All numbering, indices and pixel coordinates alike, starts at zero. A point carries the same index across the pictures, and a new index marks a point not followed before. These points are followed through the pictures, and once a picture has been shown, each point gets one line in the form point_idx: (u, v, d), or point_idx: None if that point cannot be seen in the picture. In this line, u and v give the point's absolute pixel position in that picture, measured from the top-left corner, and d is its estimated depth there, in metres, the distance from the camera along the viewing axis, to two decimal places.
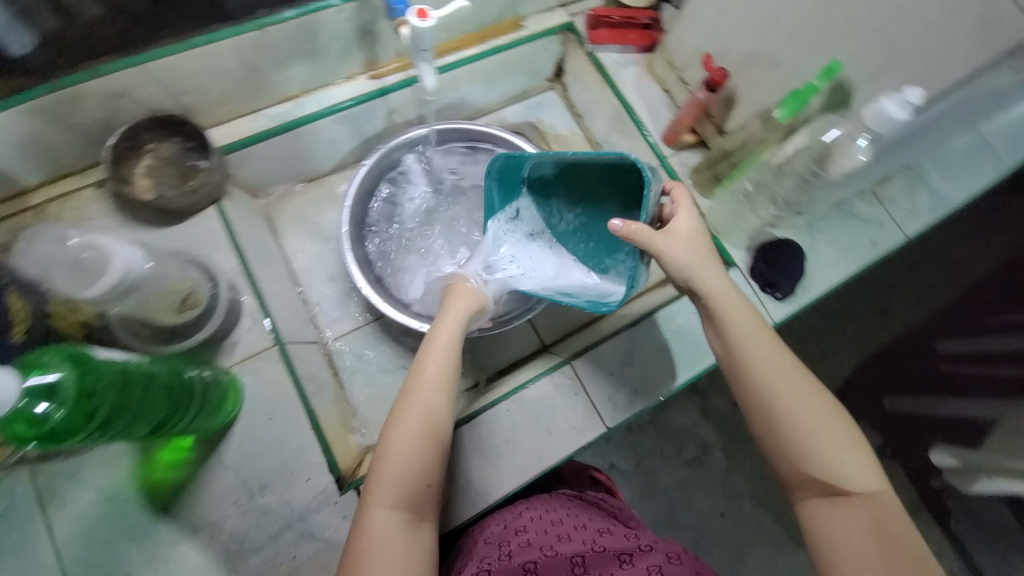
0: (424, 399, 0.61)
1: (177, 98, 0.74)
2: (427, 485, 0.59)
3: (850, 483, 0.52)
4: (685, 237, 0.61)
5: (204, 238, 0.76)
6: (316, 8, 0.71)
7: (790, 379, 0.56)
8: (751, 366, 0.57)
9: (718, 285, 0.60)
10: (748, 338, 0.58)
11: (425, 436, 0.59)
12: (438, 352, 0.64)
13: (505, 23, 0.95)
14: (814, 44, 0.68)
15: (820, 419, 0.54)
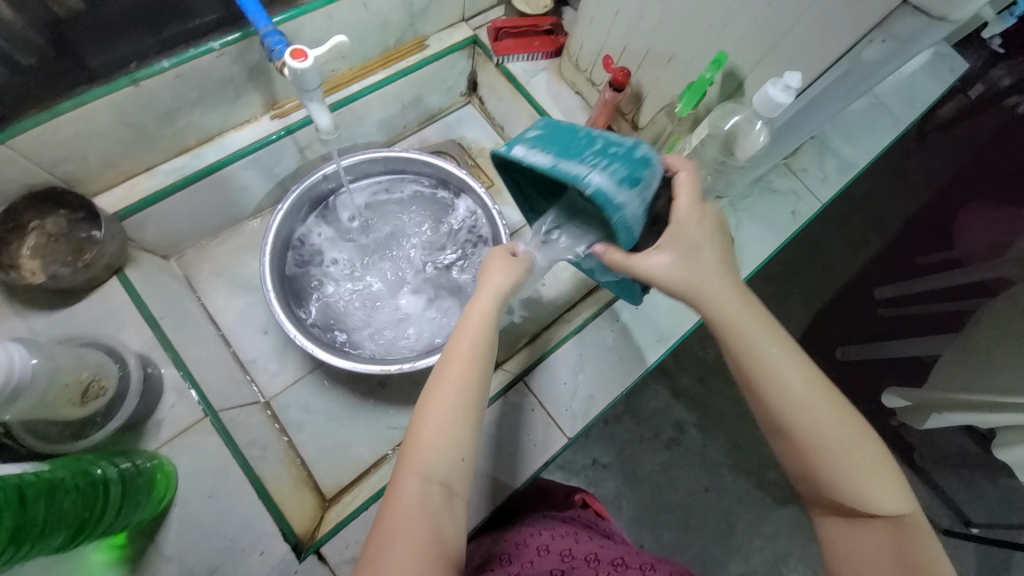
0: (467, 361, 0.52)
1: (54, 170, 0.68)
2: (461, 460, 0.50)
3: (879, 507, 0.47)
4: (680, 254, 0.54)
5: (111, 314, 0.70)
6: (192, 56, 0.67)
7: (812, 397, 0.50)
8: (768, 386, 0.50)
9: (725, 299, 0.53)
10: (778, 357, 0.50)
11: (467, 402, 0.51)
12: (482, 306, 0.55)
13: (408, 44, 0.93)
14: (700, 38, 0.69)
15: (845, 438, 0.48)
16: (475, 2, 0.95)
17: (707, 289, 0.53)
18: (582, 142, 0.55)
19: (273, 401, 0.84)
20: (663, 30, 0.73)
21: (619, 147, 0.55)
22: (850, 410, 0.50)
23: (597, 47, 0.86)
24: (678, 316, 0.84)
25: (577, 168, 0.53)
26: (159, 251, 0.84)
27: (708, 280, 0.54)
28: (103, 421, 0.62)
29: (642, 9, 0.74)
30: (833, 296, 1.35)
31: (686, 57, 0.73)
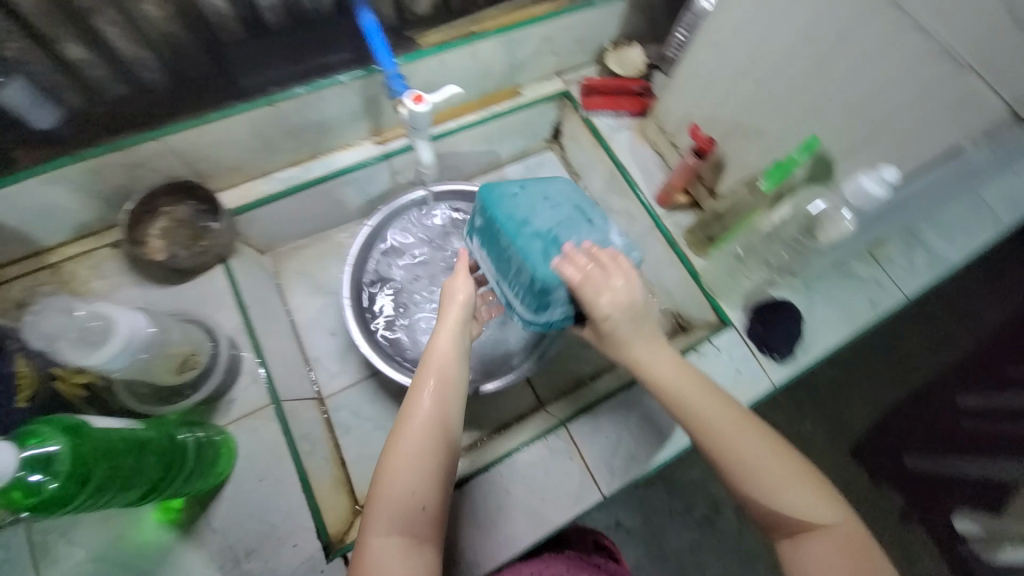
0: (425, 417, 0.61)
1: (192, 167, 0.79)
2: (422, 507, 0.57)
3: (813, 516, 0.54)
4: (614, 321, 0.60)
5: (210, 297, 0.79)
6: (322, 86, 0.76)
7: (738, 428, 0.57)
8: (703, 425, 0.58)
9: (648, 351, 0.61)
10: (696, 397, 0.59)
11: (426, 453, 0.59)
12: (438, 362, 0.64)
13: (504, 91, 1.01)
14: (795, 120, 0.70)
15: (774, 461, 0.56)
16: (572, 59, 1.01)
17: (625, 343, 0.61)
18: (500, 258, 0.65)
19: (327, 400, 0.89)
20: (755, 106, 0.75)
21: (521, 272, 0.62)
22: (772, 435, 0.58)
23: (685, 113, 0.89)
24: (735, 392, 0.84)
25: (502, 287, 0.68)
26: (257, 246, 0.94)
27: (628, 337, 0.61)
28: (190, 391, 0.69)
29: (737, 84, 0.76)
30: (906, 394, 1.25)
31: (776, 134, 0.74)
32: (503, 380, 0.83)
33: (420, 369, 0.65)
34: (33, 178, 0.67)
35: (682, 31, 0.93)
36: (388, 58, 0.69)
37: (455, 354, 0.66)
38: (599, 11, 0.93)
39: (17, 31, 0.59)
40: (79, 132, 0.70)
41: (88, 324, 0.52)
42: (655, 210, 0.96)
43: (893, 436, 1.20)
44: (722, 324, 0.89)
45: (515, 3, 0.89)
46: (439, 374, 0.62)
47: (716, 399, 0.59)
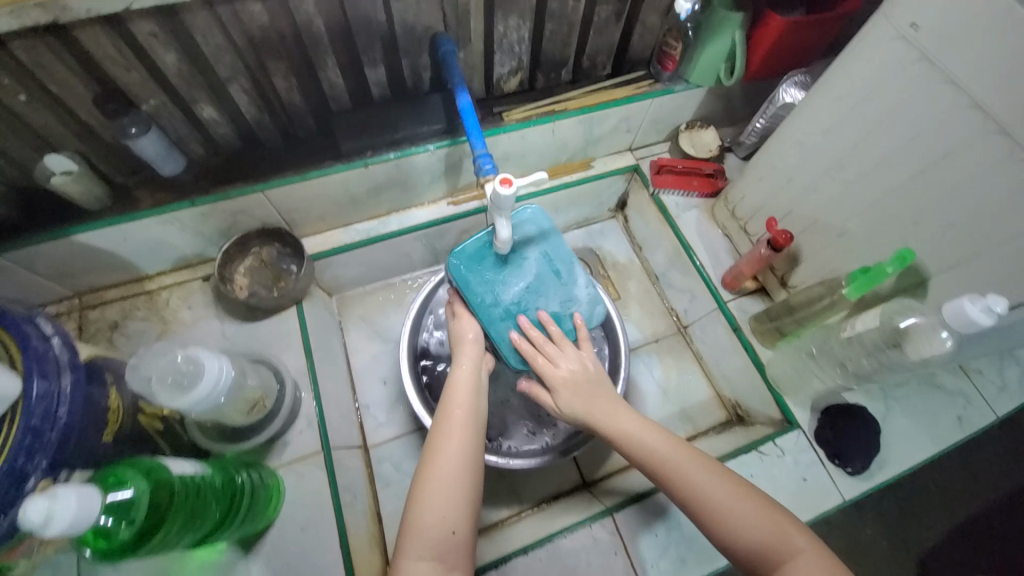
0: (456, 443, 0.60)
1: (285, 216, 0.85)
2: (452, 531, 0.55)
3: (781, 543, 0.52)
4: (569, 381, 0.66)
5: (281, 338, 0.83)
6: (412, 152, 0.82)
7: (698, 466, 0.57)
8: (661, 467, 0.58)
9: (595, 397, 0.65)
10: (640, 435, 0.61)
11: (459, 478, 0.58)
12: (461, 393, 0.65)
13: (576, 162, 1.04)
14: (883, 227, 0.68)
15: (740, 499, 0.54)
16: (646, 138, 1.04)
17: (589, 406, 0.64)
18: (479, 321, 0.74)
19: (371, 449, 0.90)
20: (839, 208, 0.73)
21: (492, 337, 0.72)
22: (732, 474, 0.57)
23: (759, 202, 0.88)
24: (800, 504, 0.77)
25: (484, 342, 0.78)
26: (327, 288, 0.99)
27: (581, 397, 0.65)
28: (258, 430, 0.72)
29: (820, 183, 0.75)
30: (979, 508, 1.12)
31: (861, 237, 0.71)
32: (546, 458, 0.82)
33: (443, 400, 0.65)
34: (151, 219, 0.74)
35: (762, 120, 0.94)
36: (479, 139, 0.72)
37: (478, 381, 0.67)
38: (678, 96, 0.95)
39: (162, 92, 0.66)
40: (195, 178, 0.77)
41: (182, 368, 0.55)
42: (721, 294, 0.94)
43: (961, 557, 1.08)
44: (787, 424, 0.84)
45: (597, 86, 0.93)
46: (464, 401, 0.63)
47: (668, 440, 0.60)
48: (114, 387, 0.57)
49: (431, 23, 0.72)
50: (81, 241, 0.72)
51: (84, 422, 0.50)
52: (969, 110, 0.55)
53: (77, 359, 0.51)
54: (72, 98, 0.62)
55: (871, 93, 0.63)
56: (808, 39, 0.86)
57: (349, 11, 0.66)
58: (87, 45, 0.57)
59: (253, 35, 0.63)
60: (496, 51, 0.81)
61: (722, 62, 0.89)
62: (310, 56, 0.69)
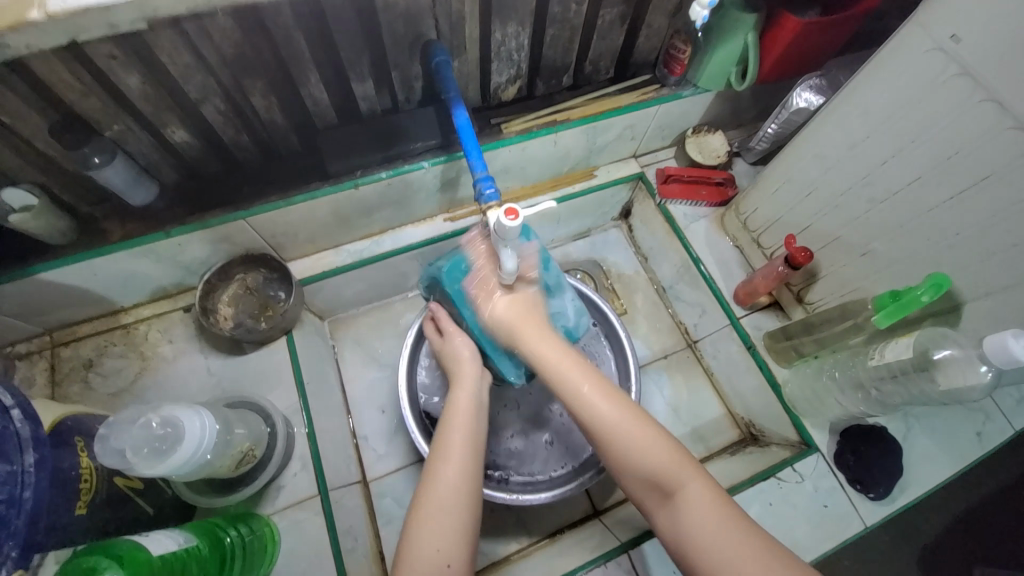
0: (453, 470, 0.56)
1: (270, 241, 0.79)
2: (447, 564, 0.51)
3: (678, 476, 0.51)
4: (507, 307, 0.63)
5: (272, 371, 0.78)
6: (406, 171, 0.77)
7: (603, 395, 0.56)
8: (567, 394, 0.57)
9: (524, 324, 0.62)
10: (556, 365, 0.58)
11: (458, 509, 0.54)
12: (460, 414, 0.61)
13: (578, 171, 0.98)
14: (912, 246, 0.64)
15: (637, 430, 0.53)
16: (651, 144, 0.99)
17: (517, 332, 0.61)
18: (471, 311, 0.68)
19: (371, 483, 0.86)
20: (863, 225, 0.69)
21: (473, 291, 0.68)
22: (634, 404, 0.56)
23: (774, 215, 0.84)
24: (822, 534, 0.73)
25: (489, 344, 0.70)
26: (319, 312, 0.94)
27: (515, 327, 0.62)
28: (250, 478, 0.68)
29: (843, 199, 0.70)
30: (982, 505, 1.09)
31: (888, 257, 0.68)
32: (557, 491, 0.78)
33: (443, 422, 0.61)
34: (122, 252, 0.68)
35: (774, 125, 0.89)
36: (478, 160, 0.66)
37: (478, 398, 0.63)
38: (685, 102, 0.90)
39: (127, 116, 0.60)
40: (169, 205, 0.71)
41: (158, 433, 0.50)
42: (733, 310, 0.89)
43: (967, 557, 1.06)
44: (805, 446, 0.79)
45: (600, 92, 0.88)
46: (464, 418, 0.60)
47: (582, 368, 0.58)
48: (86, 450, 0.51)
49: (423, 31, 0.66)
50: (46, 280, 0.66)
51: (53, 498, 0.45)
52: (1012, 132, 0.50)
53: (41, 430, 0.45)
54: (25, 127, 0.55)
55: (905, 105, 0.58)
56: (823, 41, 0.81)
57: (332, 23, 0.60)
58: (39, 70, 0.51)
59: (225, 52, 0.57)
60: (493, 60, 0.75)
61: (734, 65, 0.84)
62: (291, 72, 0.63)
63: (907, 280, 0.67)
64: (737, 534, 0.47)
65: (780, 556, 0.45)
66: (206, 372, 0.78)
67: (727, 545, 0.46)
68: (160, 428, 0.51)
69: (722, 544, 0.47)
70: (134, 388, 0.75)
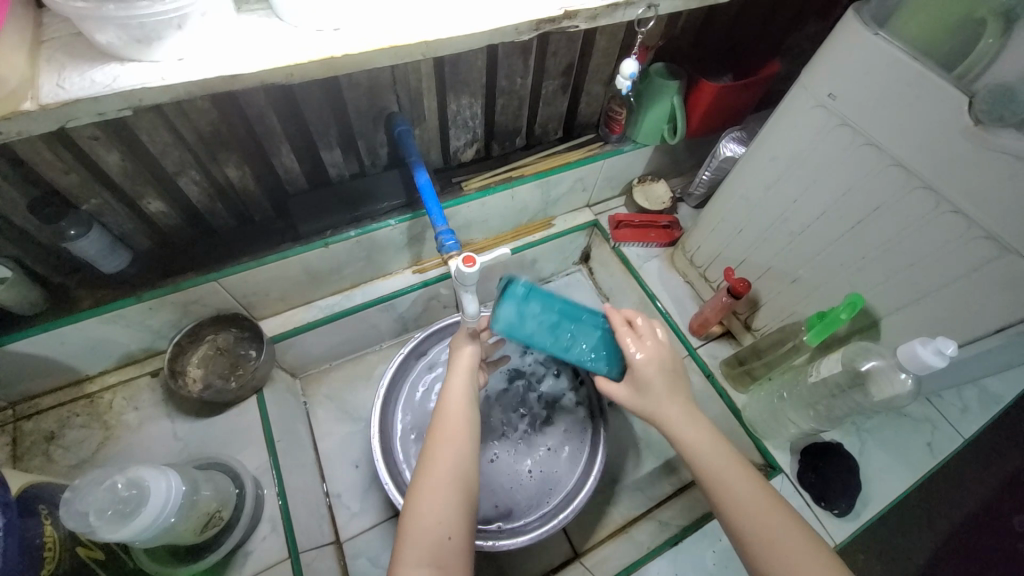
0: (449, 455, 0.56)
1: (242, 302, 0.82)
2: (448, 537, 0.51)
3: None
4: (652, 372, 0.60)
5: (242, 431, 0.78)
6: (373, 228, 0.82)
7: (761, 500, 0.52)
8: (710, 474, 0.54)
9: (676, 399, 0.59)
10: (705, 446, 0.56)
11: (459, 484, 0.55)
12: (456, 402, 0.61)
13: (538, 222, 1.06)
14: (833, 274, 0.72)
15: (785, 526, 0.50)
16: (602, 194, 1.08)
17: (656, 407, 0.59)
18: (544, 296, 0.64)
19: (345, 544, 0.84)
20: (789, 256, 0.77)
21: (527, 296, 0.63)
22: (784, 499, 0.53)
23: (715, 251, 0.92)
24: None
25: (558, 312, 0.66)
26: (290, 369, 0.95)
27: (661, 400, 0.59)
28: (215, 544, 0.66)
29: (769, 235, 0.79)
30: (952, 519, 1.11)
31: (813, 282, 0.76)
32: (536, 532, 0.77)
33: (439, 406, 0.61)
34: (91, 319, 0.69)
35: (708, 172, 1.00)
36: (439, 215, 0.72)
37: (472, 391, 0.64)
38: (627, 155, 1.00)
39: (105, 190, 0.64)
40: (142, 271, 0.73)
41: (123, 495, 0.51)
42: (690, 341, 0.95)
43: None
44: (770, 469, 0.83)
45: (551, 150, 0.97)
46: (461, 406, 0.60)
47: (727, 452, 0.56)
48: (50, 518, 0.51)
49: (385, 105, 0.74)
50: (11, 351, 0.66)
51: (18, 566, 0.44)
52: (889, 168, 0.60)
53: (8, 494, 0.45)
54: (4, 204, 0.59)
55: (801, 153, 0.69)
56: (739, 101, 0.94)
57: (301, 101, 0.67)
58: (22, 152, 0.55)
59: (203, 129, 0.63)
60: (451, 127, 0.84)
61: (665, 123, 0.94)
62: (264, 145, 0.69)
63: (833, 301, 0.74)
64: None
65: None
66: (173, 438, 0.77)
67: None
68: (126, 488, 0.51)
69: None
70: (95, 459, 0.73)
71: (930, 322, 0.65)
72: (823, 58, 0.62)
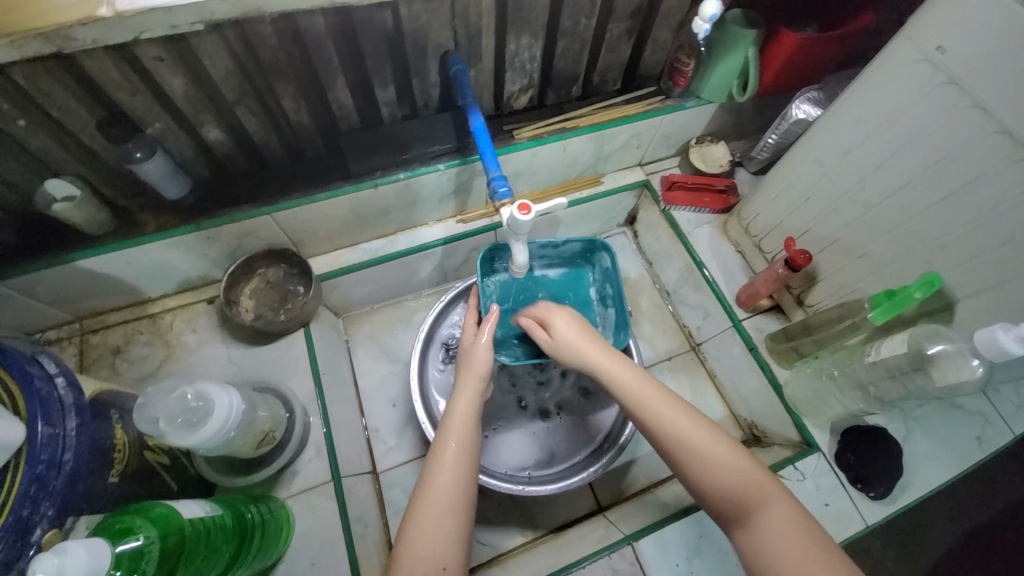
0: (447, 480, 0.55)
1: (293, 238, 0.84)
2: (442, 568, 0.50)
3: (747, 490, 0.51)
4: (569, 327, 0.66)
5: (290, 361, 0.82)
6: (422, 172, 0.81)
7: (682, 417, 0.56)
8: (639, 404, 0.58)
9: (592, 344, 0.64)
10: (627, 378, 0.60)
11: (456, 511, 0.54)
12: (459, 425, 0.60)
13: (585, 178, 1.02)
14: (909, 250, 0.67)
15: (719, 448, 0.53)
16: (656, 153, 1.03)
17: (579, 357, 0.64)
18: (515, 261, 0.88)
19: (381, 474, 0.88)
20: (860, 228, 0.72)
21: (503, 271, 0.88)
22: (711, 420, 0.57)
23: (776, 220, 0.87)
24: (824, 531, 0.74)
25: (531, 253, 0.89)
26: (334, 309, 0.97)
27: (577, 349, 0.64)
28: (268, 461, 0.71)
29: (840, 204, 0.74)
30: (987, 516, 1.08)
31: (884, 258, 0.71)
32: (563, 482, 0.79)
33: (441, 429, 0.61)
34: (156, 243, 0.72)
35: (774, 136, 0.93)
36: (493, 160, 0.71)
37: (477, 412, 0.63)
38: (689, 112, 0.94)
39: (168, 115, 0.64)
40: (200, 200, 0.75)
41: (191, 406, 0.53)
42: (736, 312, 0.92)
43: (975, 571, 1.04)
44: (807, 446, 0.81)
45: (607, 102, 0.92)
46: (461, 428, 0.59)
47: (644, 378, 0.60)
48: (121, 422, 0.55)
49: (442, 41, 0.71)
50: (83, 267, 0.70)
51: (91, 463, 0.48)
52: (996, 137, 0.54)
53: (81, 399, 0.49)
54: (74, 121, 0.60)
55: (892, 116, 0.63)
56: (821, 57, 0.86)
57: (359, 32, 0.64)
58: (90, 69, 0.55)
59: (262, 57, 0.61)
60: (508, 70, 0.80)
61: (735, 78, 0.88)
62: (320, 78, 0.68)
63: (903, 279, 0.69)
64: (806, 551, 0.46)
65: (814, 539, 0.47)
66: (227, 361, 0.82)
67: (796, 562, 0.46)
68: (194, 400, 0.54)
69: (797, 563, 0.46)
70: (159, 374, 0.78)
71: (1012, 308, 0.61)
72: (936, 5, 0.55)
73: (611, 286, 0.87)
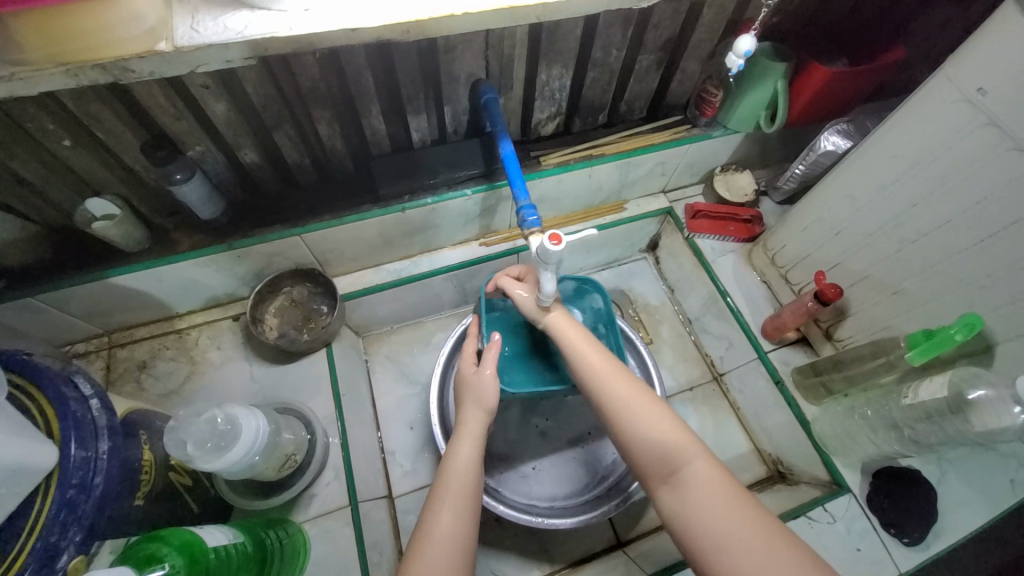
0: (444, 524, 0.54)
1: (319, 258, 0.84)
2: None
3: (674, 449, 0.54)
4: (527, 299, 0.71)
5: (311, 380, 0.82)
6: (449, 197, 0.81)
7: (619, 381, 0.60)
8: (587, 369, 0.62)
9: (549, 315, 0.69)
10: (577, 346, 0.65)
11: (455, 559, 0.52)
12: (457, 469, 0.59)
13: (608, 205, 1.03)
14: (947, 289, 0.66)
15: (651, 412, 0.57)
16: (680, 180, 1.03)
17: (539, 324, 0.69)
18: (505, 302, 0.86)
19: (396, 499, 0.87)
20: (894, 264, 0.71)
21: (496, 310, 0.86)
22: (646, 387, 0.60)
23: (804, 251, 0.86)
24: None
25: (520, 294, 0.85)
26: (355, 328, 0.98)
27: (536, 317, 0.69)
28: (288, 484, 0.71)
29: (873, 239, 0.73)
30: None
31: (920, 296, 0.69)
32: (584, 516, 0.77)
33: (439, 473, 0.60)
34: (188, 261, 0.73)
35: (802, 166, 0.91)
36: (523, 189, 0.70)
37: (476, 454, 0.62)
38: (715, 141, 0.94)
39: (209, 139, 0.66)
40: (232, 220, 0.77)
41: (220, 429, 0.54)
42: (761, 344, 0.90)
43: None
44: (837, 487, 0.78)
45: (634, 130, 0.92)
46: (463, 473, 0.59)
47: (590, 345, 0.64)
48: (148, 442, 0.55)
49: (474, 70, 0.72)
50: (117, 283, 0.71)
51: (122, 485, 0.48)
52: None
53: (115, 420, 0.49)
54: (119, 144, 0.62)
55: (929, 154, 0.62)
56: (851, 90, 0.85)
57: (396, 61, 0.66)
58: (140, 95, 0.57)
59: (302, 85, 0.63)
60: (537, 99, 0.81)
61: (763, 109, 0.88)
62: (355, 105, 0.69)
63: (940, 319, 0.68)
64: (723, 502, 0.49)
65: (731, 495, 0.49)
66: (250, 379, 0.82)
67: (715, 511, 0.48)
68: (223, 423, 0.54)
69: (716, 514, 0.48)
70: (182, 390, 0.79)
71: None
72: (974, 47, 0.54)
73: (603, 328, 0.82)
